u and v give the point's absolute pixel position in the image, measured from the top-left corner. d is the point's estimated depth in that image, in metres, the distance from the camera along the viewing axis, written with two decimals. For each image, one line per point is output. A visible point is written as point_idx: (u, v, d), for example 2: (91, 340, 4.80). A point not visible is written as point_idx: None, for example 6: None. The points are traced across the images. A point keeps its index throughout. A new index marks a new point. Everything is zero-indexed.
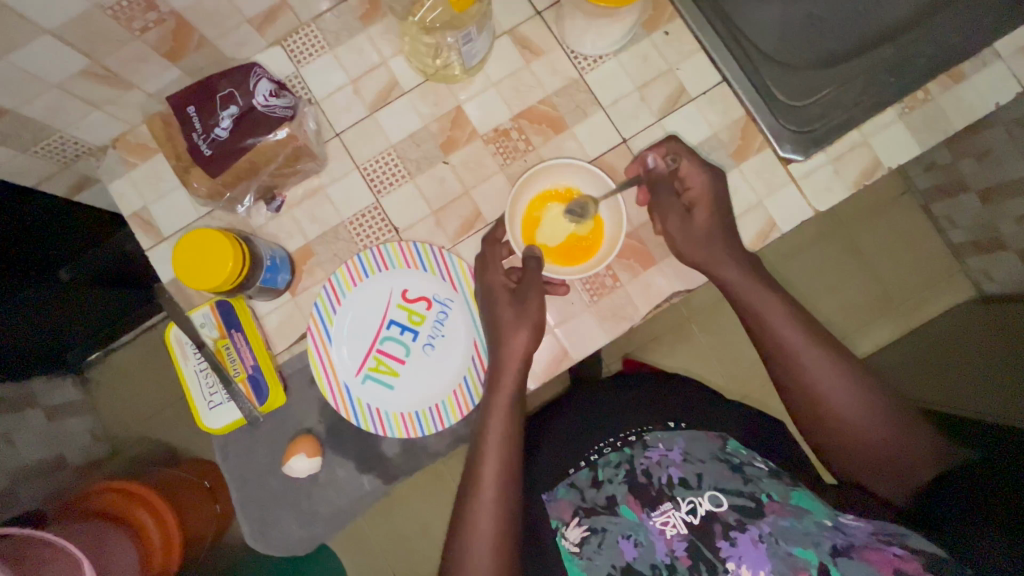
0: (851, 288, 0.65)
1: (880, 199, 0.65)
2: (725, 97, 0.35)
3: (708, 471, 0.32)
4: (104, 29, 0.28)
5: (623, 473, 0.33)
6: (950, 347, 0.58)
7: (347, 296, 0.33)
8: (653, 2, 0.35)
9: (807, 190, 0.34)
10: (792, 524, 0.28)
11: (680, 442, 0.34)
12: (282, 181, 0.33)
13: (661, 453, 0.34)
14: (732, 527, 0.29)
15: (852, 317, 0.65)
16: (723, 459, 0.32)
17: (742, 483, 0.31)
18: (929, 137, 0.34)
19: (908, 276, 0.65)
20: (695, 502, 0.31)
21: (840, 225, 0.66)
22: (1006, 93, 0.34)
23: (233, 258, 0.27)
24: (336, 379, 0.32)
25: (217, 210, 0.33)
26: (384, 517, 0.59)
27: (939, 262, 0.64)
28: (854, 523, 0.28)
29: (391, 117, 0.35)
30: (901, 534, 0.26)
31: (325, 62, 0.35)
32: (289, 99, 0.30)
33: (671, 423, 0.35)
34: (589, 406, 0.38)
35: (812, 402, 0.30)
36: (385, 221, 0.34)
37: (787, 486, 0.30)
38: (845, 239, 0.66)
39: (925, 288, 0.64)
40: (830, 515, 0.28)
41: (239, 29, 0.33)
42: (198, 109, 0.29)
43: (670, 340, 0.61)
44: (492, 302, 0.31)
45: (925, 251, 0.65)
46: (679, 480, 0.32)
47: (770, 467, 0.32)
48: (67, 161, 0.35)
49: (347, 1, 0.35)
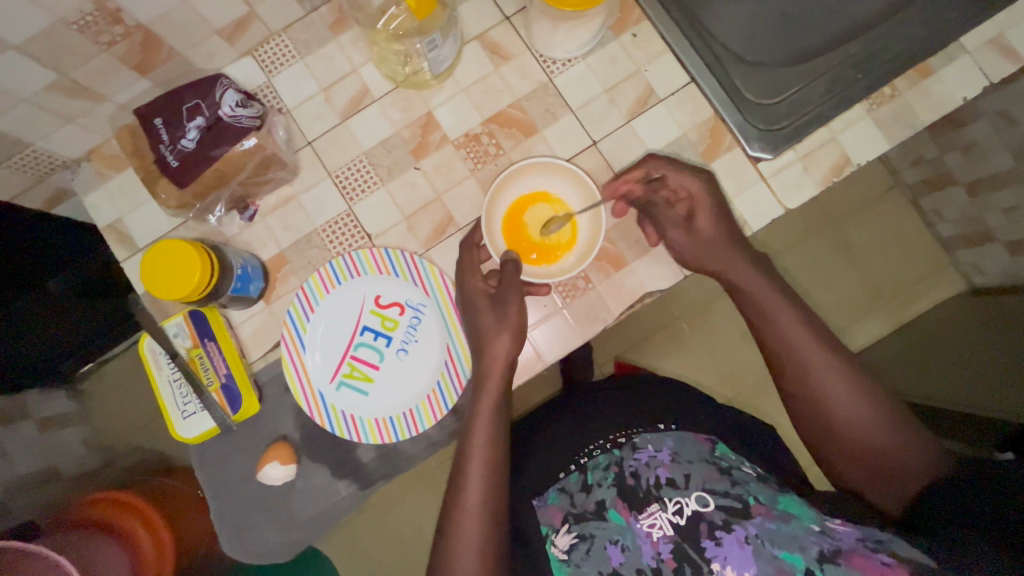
0: (840, 284, 0.65)
1: (867, 194, 0.66)
2: (693, 97, 0.35)
3: (696, 473, 0.32)
4: (70, 43, 0.28)
5: (612, 476, 0.33)
6: (942, 338, 0.58)
7: (320, 303, 0.33)
8: (621, 5, 0.35)
9: (777, 188, 0.34)
10: (779, 527, 0.27)
11: (669, 443, 0.34)
12: (254, 189, 0.33)
13: (650, 454, 0.34)
14: (719, 528, 0.28)
15: (843, 313, 0.65)
16: (711, 462, 0.33)
17: (729, 484, 0.30)
18: (897, 133, 0.34)
19: (899, 271, 0.65)
20: (682, 503, 0.30)
21: (827, 221, 0.66)
22: (974, 87, 0.34)
23: (200, 269, 0.28)
24: (310, 386, 0.32)
25: (190, 220, 0.34)
26: (377, 521, 0.59)
27: (930, 256, 0.64)
28: (843, 527, 0.27)
29: (362, 124, 0.35)
30: (888, 541, 0.25)
31: (296, 71, 0.35)
32: (256, 109, 0.31)
33: (662, 425, 0.36)
34: (582, 410, 0.39)
35: (813, 403, 0.30)
36: (358, 227, 0.34)
37: (775, 492, 0.30)
38: (833, 235, 0.66)
39: (916, 283, 0.64)
40: (817, 520, 0.28)
41: (209, 40, 0.33)
42: (164, 120, 0.29)
43: (659, 340, 0.62)
44: (472, 310, 0.31)
45: (915, 245, 0.65)
46: (667, 479, 0.32)
47: (758, 472, 0.33)
48: (41, 174, 0.35)
49: (317, 10, 0.35)
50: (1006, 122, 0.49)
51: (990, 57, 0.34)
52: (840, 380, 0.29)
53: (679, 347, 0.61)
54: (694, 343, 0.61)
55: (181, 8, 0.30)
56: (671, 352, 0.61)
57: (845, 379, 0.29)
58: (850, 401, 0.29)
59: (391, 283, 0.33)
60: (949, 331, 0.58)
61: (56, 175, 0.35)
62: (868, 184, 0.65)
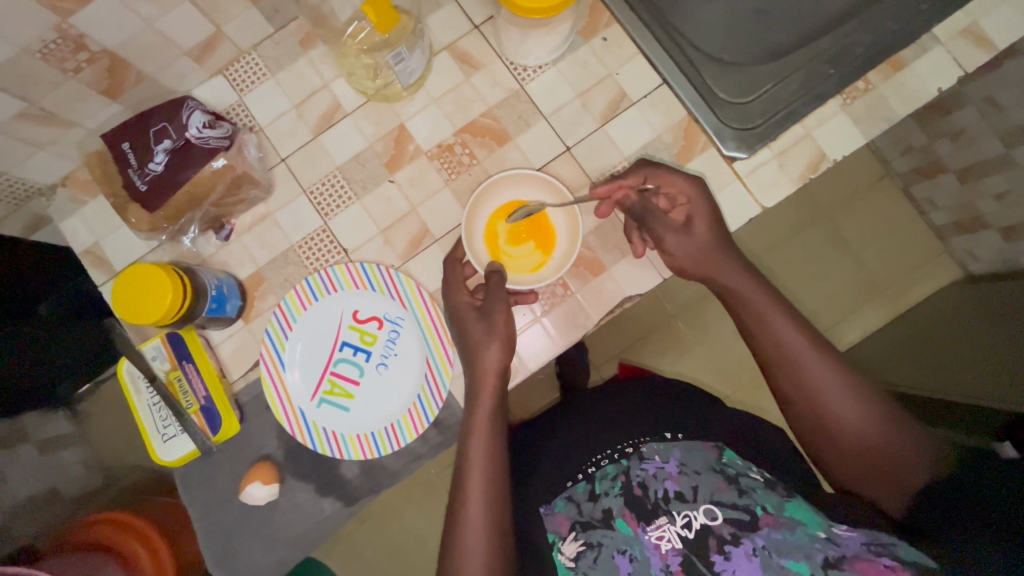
0: (833, 278, 0.65)
1: (858, 185, 0.65)
2: (665, 99, 0.35)
3: (704, 484, 0.30)
4: (35, 72, 0.28)
5: (620, 485, 0.32)
6: (941, 325, 0.56)
7: (298, 320, 0.33)
8: (589, 9, 0.35)
9: (753, 187, 0.34)
10: (786, 537, 0.26)
11: (676, 454, 0.33)
12: (228, 209, 0.33)
13: (657, 466, 0.32)
14: (727, 542, 0.27)
15: (838, 306, 0.64)
16: (719, 470, 0.31)
17: (737, 494, 0.29)
18: (872, 126, 0.34)
19: (893, 261, 0.64)
20: (691, 516, 0.29)
21: (818, 214, 0.65)
22: (949, 77, 0.34)
23: (172, 291, 0.28)
24: (291, 404, 0.32)
25: (165, 242, 0.33)
26: (377, 531, 0.59)
27: (924, 244, 0.64)
28: (847, 533, 0.26)
29: (335, 139, 0.35)
30: (890, 544, 0.25)
31: (267, 89, 0.35)
32: (224, 129, 0.31)
33: (669, 434, 0.35)
34: (581, 420, 0.38)
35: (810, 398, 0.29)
36: (334, 243, 0.34)
37: (782, 498, 0.29)
38: (825, 228, 0.65)
39: (911, 272, 0.64)
40: (824, 526, 0.27)
41: (177, 62, 0.33)
42: (132, 145, 0.30)
43: (654, 340, 0.61)
44: (460, 321, 0.31)
45: (908, 234, 0.64)
46: (675, 493, 0.30)
47: (766, 477, 0.31)
48: (17, 202, 0.35)
49: (286, 27, 0.35)
50: (995, 108, 0.49)
51: (963, 46, 0.34)
52: (840, 387, 0.29)
53: (674, 347, 0.61)
54: (689, 344, 0.61)
55: (146, 31, 0.30)
56: (666, 353, 0.61)
57: (845, 387, 0.29)
58: (853, 409, 0.28)
59: (368, 298, 0.33)
60: (945, 322, 0.57)
61: (32, 202, 0.35)
62: (856, 176, 0.65)
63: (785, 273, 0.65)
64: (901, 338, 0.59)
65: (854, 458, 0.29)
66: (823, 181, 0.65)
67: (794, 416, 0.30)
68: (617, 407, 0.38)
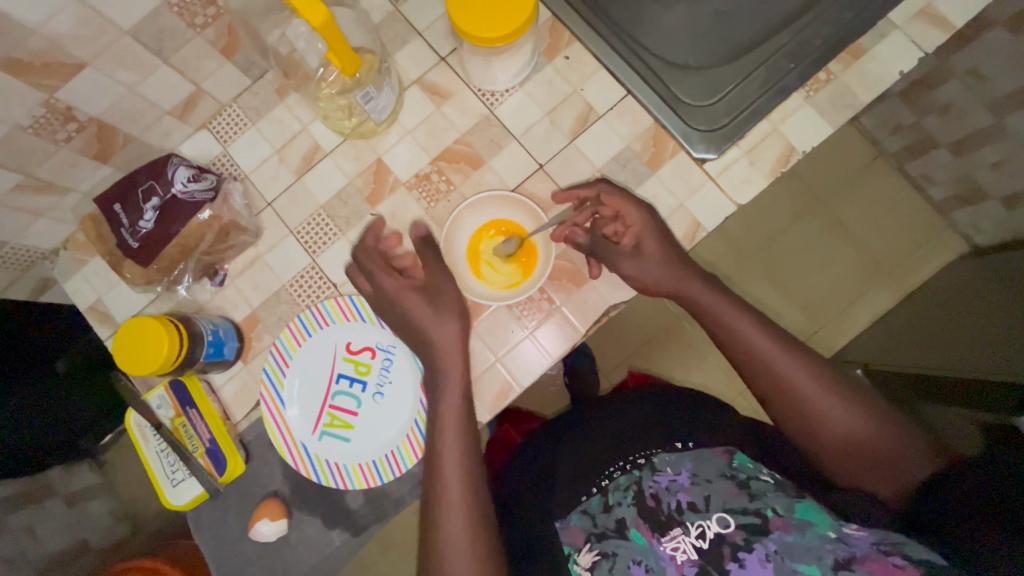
0: (832, 264, 0.64)
1: (849, 169, 0.65)
2: (632, 109, 0.35)
3: (716, 493, 0.30)
4: (28, 145, 0.30)
5: (632, 495, 0.32)
6: (950, 302, 0.55)
7: (293, 357, 0.34)
8: (549, 31, 0.36)
9: (726, 186, 0.34)
10: (796, 540, 0.26)
11: (688, 464, 0.32)
12: (219, 256, 0.34)
13: (670, 478, 0.32)
14: (741, 549, 0.27)
15: (841, 292, 0.64)
16: (729, 476, 0.31)
17: (747, 500, 0.29)
18: (838, 117, 0.34)
19: (893, 242, 0.64)
20: (703, 526, 0.29)
21: (811, 202, 0.65)
22: (911, 60, 0.34)
23: (169, 343, 0.29)
24: (293, 439, 0.33)
25: (163, 292, 0.35)
26: (399, 558, 0.59)
27: (923, 222, 0.63)
28: (857, 533, 0.26)
29: (317, 179, 0.36)
30: (900, 543, 0.25)
31: (248, 137, 0.37)
32: (208, 181, 0.32)
33: (679, 444, 0.34)
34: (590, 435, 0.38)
35: (788, 400, 0.30)
36: (324, 279, 0.35)
37: (792, 499, 0.29)
38: (820, 215, 0.65)
39: (913, 251, 0.63)
40: (833, 526, 0.26)
41: (162, 121, 0.35)
42: (123, 205, 0.31)
43: (657, 343, 0.61)
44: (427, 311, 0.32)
45: (905, 214, 0.64)
46: (688, 504, 0.30)
47: (777, 479, 0.31)
48: (24, 267, 0.37)
49: (263, 78, 0.37)
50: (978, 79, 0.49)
51: (920, 28, 0.34)
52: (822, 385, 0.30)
53: (675, 357, 0.61)
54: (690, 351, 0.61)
55: (129, 97, 0.32)
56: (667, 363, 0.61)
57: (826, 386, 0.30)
58: (839, 406, 0.29)
59: (360, 329, 0.34)
60: (952, 297, 0.56)
61: (36, 267, 0.37)
62: (844, 160, 0.65)
63: (780, 269, 0.65)
64: (902, 323, 0.58)
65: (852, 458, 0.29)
66: (810, 170, 0.65)
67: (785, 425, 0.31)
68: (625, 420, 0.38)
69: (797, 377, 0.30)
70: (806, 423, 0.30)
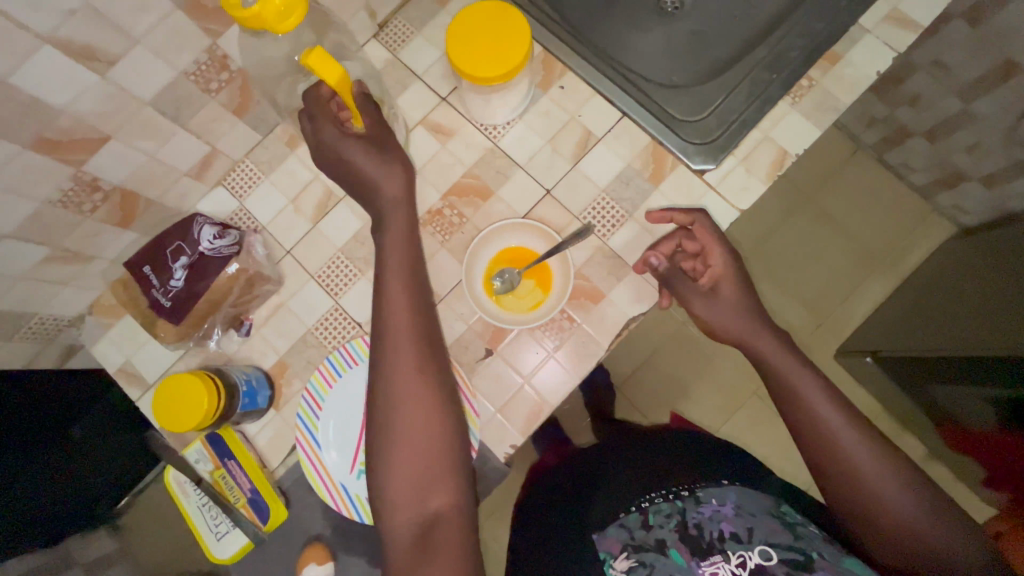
0: (829, 258, 0.66)
1: (833, 165, 0.67)
2: (628, 130, 0.37)
3: (759, 526, 0.30)
4: (56, 217, 0.31)
5: (675, 521, 0.32)
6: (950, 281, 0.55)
7: (325, 398, 0.34)
8: (542, 65, 0.38)
9: (727, 194, 0.36)
10: None
11: (732, 497, 0.33)
12: (245, 306, 0.35)
13: (713, 508, 0.32)
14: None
15: (840, 284, 0.66)
16: (776, 516, 0.31)
17: (793, 538, 0.29)
18: (824, 119, 0.36)
19: (884, 230, 0.66)
20: (745, 556, 0.29)
21: (801, 199, 0.67)
22: (885, 60, 0.36)
23: (207, 398, 0.29)
24: (332, 481, 0.33)
25: (193, 347, 0.36)
26: None
27: (912, 208, 0.65)
28: None
29: (332, 224, 0.37)
30: None
31: (263, 190, 0.38)
32: (232, 236, 0.34)
33: (722, 480, 0.35)
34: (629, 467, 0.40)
35: (845, 472, 0.28)
36: (348, 319, 0.36)
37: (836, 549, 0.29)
38: (811, 210, 0.67)
39: (905, 237, 0.65)
40: None
41: (179, 183, 0.36)
42: (153, 267, 0.34)
43: (670, 353, 0.62)
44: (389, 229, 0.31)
45: (893, 201, 0.66)
46: (730, 533, 0.30)
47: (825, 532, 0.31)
48: (51, 336, 0.37)
49: (273, 133, 0.38)
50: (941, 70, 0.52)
51: (890, 31, 0.36)
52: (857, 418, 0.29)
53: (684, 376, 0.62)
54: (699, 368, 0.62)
55: (149, 162, 0.33)
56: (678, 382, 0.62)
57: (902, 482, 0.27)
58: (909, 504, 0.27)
59: None
60: (949, 274, 0.56)
61: (62, 335, 0.38)
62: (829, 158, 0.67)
63: (780, 268, 0.66)
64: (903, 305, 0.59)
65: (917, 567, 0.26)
66: (798, 170, 0.68)
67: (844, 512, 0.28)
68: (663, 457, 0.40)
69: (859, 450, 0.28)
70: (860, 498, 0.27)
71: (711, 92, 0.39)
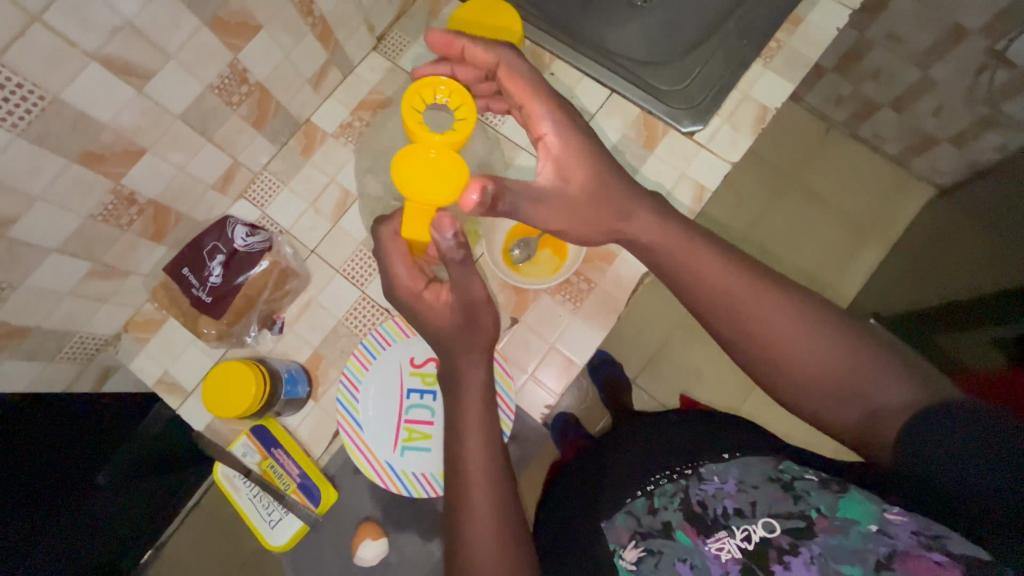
0: (819, 233, 0.68)
1: (813, 140, 0.70)
2: (619, 105, 0.40)
3: (761, 498, 0.27)
4: (97, 232, 0.33)
5: (679, 500, 0.30)
6: (940, 243, 0.58)
7: (362, 381, 0.35)
8: (534, 55, 0.41)
9: (716, 150, 0.38)
10: (839, 541, 0.23)
11: (734, 472, 0.30)
12: (277, 303, 0.37)
13: (716, 485, 0.29)
14: (786, 553, 0.24)
15: (833, 255, 0.68)
16: (776, 480, 0.28)
17: (792, 501, 0.26)
18: (796, 73, 0.39)
19: (868, 199, 0.68)
20: (749, 528, 0.26)
21: (786, 176, 0.70)
22: (841, 17, 0.39)
23: (256, 382, 0.31)
24: (378, 459, 0.34)
25: (232, 346, 0.37)
26: None
27: (894, 175, 0.68)
28: (899, 518, 0.22)
29: (351, 220, 0.40)
30: (943, 537, 0.21)
31: (283, 197, 0.40)
32: (263, 236, 0.36)
33: (728, 456, 0.32)
34: (657, 450, 0.38)
35: (750, 337, 0.25)
36: (376, 306, 0.38)
37: (836, 495, 0.25)
38: (798, 186, 0.69)
39: (891, 204, 0.68)
40: (877, 516, 0.23)
41: (207, 196, 0.38)
42: (191, 268, 0.35)
43: (682, 334, 0.64)
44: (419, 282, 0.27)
45: (875, 170, 0.68)
46: (734, 508, 0.27)
47: (824, 477, 0.27)
48: (89, 357, 0.38)
49: (287, 144, 0.41)
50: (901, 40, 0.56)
51: None
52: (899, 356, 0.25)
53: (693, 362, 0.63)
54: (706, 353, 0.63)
55: (180, 176, 0.35)
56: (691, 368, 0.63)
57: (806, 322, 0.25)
58: (825, 342, 0.24)
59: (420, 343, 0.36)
60: (941, 239, 0.59)
61: (99, 354, 0.39)
62: (805, 129, 0.70)
63: (773, 242, 0.68)
64: (899, 270, 0.62)
65: (846, 399, 0.24)
66: (773, 145, 0.70)
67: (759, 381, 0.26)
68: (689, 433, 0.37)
69: (760, 311, 0.25)
70: (774, 362, 0.25)
71: (688, 66, 0.42)
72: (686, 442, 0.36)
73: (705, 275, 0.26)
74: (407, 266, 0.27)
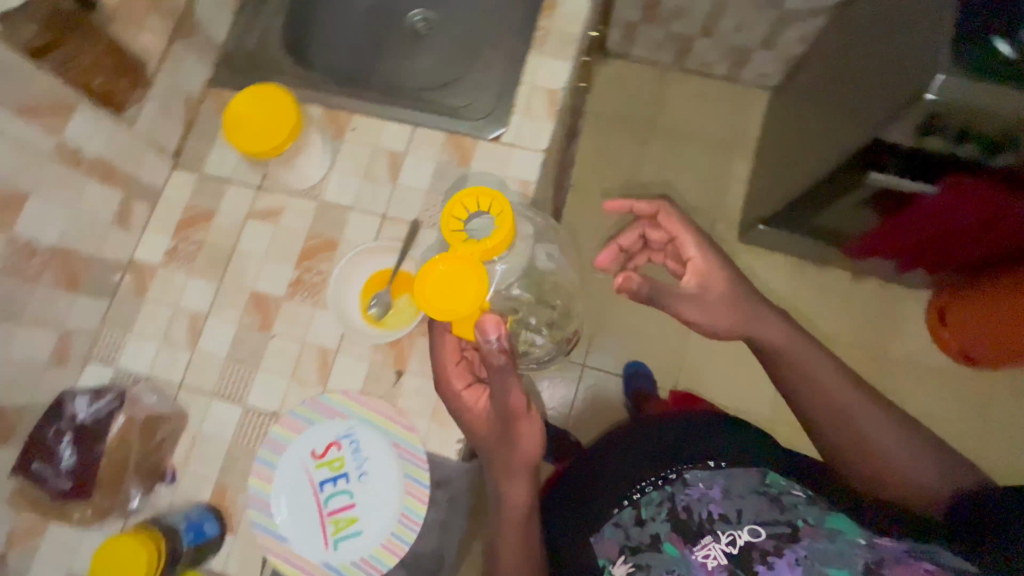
0: (684, 159, 0.69)
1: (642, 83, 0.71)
2: (427, 134, 0.41)
3: (746, 506, 0.34)
4: None
5: (665, 510, 0.35)
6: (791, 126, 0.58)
7: (270, 493, 0.34)
8: (328, 116, 0.42)
9: (525, 144, 0.40)
10: (826, 547, 0.31)
11: (718, 481, 0.36)
12: (158, 454, 0.36)
13: (700, 491, 0.35)
14: (769, 554, 0.31)
15: (705, 175, 0.69)
16: (761, 493, 0.34)
17: (778, 512, 0.33)
18: (570, 48, 0.41)
19: (722, 117, 0.70)
20: (733, 535, 0.33)
21: (630, 120, 0.70)
22: None
23: (145, 550, 0.30)
24: (314, 564, 0.33)
25: (123, 518, 0.35)
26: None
27: (729, 89, 0.70)
28: (888, 541, 0.30)
29: (211, 340, 0.38)
30: (930, 552, 0.29)
31: (130, 348, 0.38)
32: (109, 395, 0.36)
33: (710, 464, 0.37)
34: (632, 453, 0.40)
35: (825, 408, 0.35)
36: (260, 414, 0.37)
37: (820, 509, 0.33)
38: (648, 125, 0.70)
39: (732, 112, 0.70)
40: (864, 534, 0.31)
41: (44, 377, 0.35)
42: (40, 458, 0.34)
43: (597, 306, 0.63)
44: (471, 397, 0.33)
45: (711, 91, 0.70)
46: (718, 515, 0.34)
47: (806, 491, 0.35)
48: None
49: (121, 287, 0.39)
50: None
51: None
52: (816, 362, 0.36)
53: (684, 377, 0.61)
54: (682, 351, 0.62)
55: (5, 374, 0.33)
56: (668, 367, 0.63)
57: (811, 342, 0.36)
58: (910, 452, 0.33)
59: (315, 430, 0.35)
60: (788, 121, 0.59)
61: None
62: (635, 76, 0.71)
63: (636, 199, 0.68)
64: (767, 168, 0.62)
65: (870, 477, 0.34)
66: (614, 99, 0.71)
67: (839, 459, 0.35)
68: (669, 430, 0.40)
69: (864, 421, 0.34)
70: (839, 430, 0.34)
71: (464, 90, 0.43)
72: (675, 432, 0.40)
73: (790, 353, 0.36)
74: (458, 361, 0.33)
